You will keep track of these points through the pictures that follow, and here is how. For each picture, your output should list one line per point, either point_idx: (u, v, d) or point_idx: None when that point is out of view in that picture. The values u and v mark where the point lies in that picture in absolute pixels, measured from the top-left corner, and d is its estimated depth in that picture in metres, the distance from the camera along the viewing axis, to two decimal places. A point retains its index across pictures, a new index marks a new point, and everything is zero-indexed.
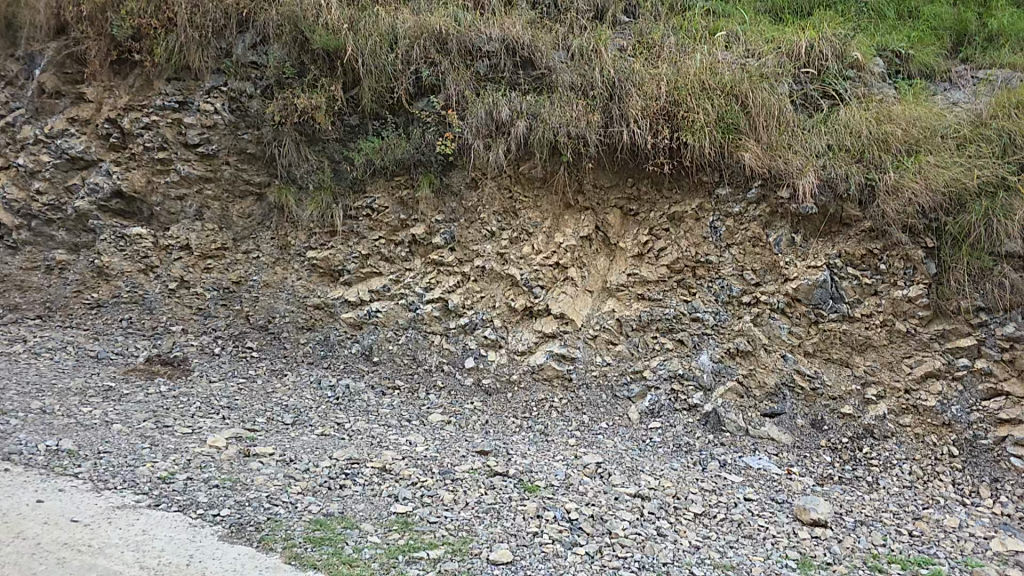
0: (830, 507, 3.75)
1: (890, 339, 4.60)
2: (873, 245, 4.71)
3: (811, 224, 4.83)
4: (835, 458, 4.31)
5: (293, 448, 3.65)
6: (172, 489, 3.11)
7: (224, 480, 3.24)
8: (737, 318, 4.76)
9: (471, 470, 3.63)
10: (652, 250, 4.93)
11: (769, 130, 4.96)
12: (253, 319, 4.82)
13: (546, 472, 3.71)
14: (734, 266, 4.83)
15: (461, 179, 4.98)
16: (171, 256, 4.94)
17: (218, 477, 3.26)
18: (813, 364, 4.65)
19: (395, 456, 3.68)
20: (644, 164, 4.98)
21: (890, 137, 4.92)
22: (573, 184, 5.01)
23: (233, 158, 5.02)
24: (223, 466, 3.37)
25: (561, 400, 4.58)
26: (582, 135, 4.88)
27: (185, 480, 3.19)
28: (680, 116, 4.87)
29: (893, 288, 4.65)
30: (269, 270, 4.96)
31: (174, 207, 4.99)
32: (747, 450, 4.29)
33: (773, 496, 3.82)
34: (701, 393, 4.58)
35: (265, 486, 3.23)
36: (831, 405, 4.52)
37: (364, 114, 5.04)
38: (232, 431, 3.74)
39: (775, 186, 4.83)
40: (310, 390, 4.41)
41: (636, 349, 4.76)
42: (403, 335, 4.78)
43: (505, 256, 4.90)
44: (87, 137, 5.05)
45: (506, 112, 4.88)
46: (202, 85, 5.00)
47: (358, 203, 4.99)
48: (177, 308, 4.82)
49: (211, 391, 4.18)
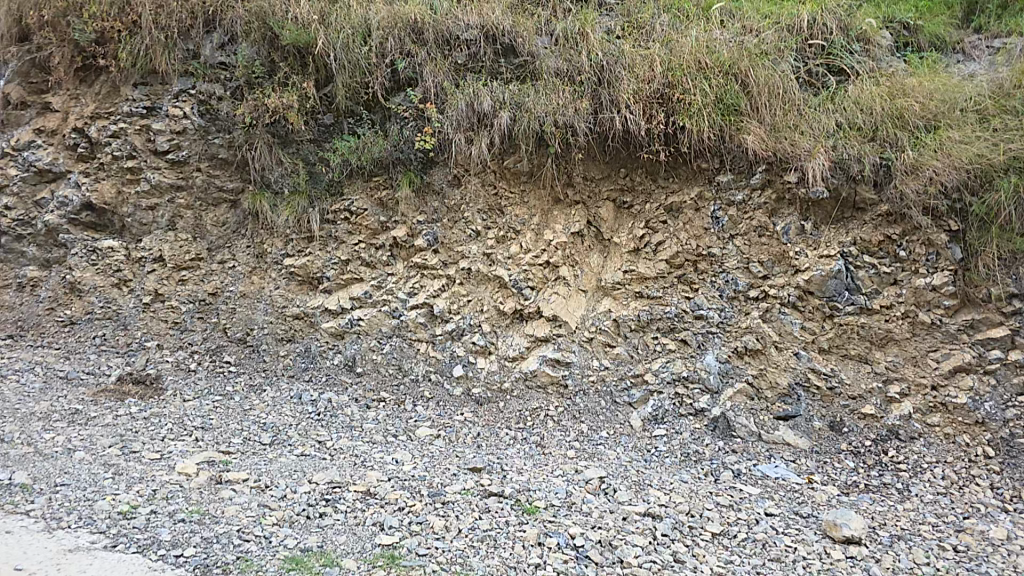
0: (862, 520, 3.37)
1: (912, 332, 4.23)
2: (891, 230, 4.33)
3: (822, 210, 4.47)
4: (859, 464, 3.95)
5: (270, 472, 3.35)
6: (132, 526, 2.76)
7: (192, 513, 2.89)
8: (744, 314, 4.42)
9: (463, 492, 3.33)
10: (649, 244, 4.61)
11: (771, 111, 4.61)
12: (230, 332, 4.60)
13: (546, 491, 3.39)
14: (739, 258, 4.49)
15: (443, 177, 4.71)
16: (144, 269, 4.75)
17: (185, 510, 2.91)
18: (829, 362, 4.29)
19: (380, 477, 3.40)
20: (638, 152, 4.65)
21: (905, 113, 4.53)
22: (563, 177, 4.71)
23: (205, 165, 4.81)
24: (191, 496, 3.03)
25: (558, 408, 4.27)
26: (570, 123, 4.57)
27: (148, 515, 2.84)
28: (675, 99, 4.52)
29: (915, 276, 4.27)
30: (246, 279, 4.74)
31: (146, 218, 4.80)
32: (762, 458, 3.95)
33: (797, 509, 3.46)
34: (707, 396, 4.25)
35: (237, 517, 2.91)
36: (849, 405, 4.16)
37: (339, 112, 4.81)
38: (204, 455, 3.44)
39: (781, 171, 4.47)
40: (290, 405, 4.16)
41: (635, 351, 4.45)
42: (387, 344, 4.52)
43: (492, 256, 4.62)
44: (55, 148, 4.89)
45: (488, 103, 4.60)
46: (169, 89, 4.80)
47: (336, 206, 4.74)
48: (153, 323, 4.62)
49: (185, 411, 3.93)
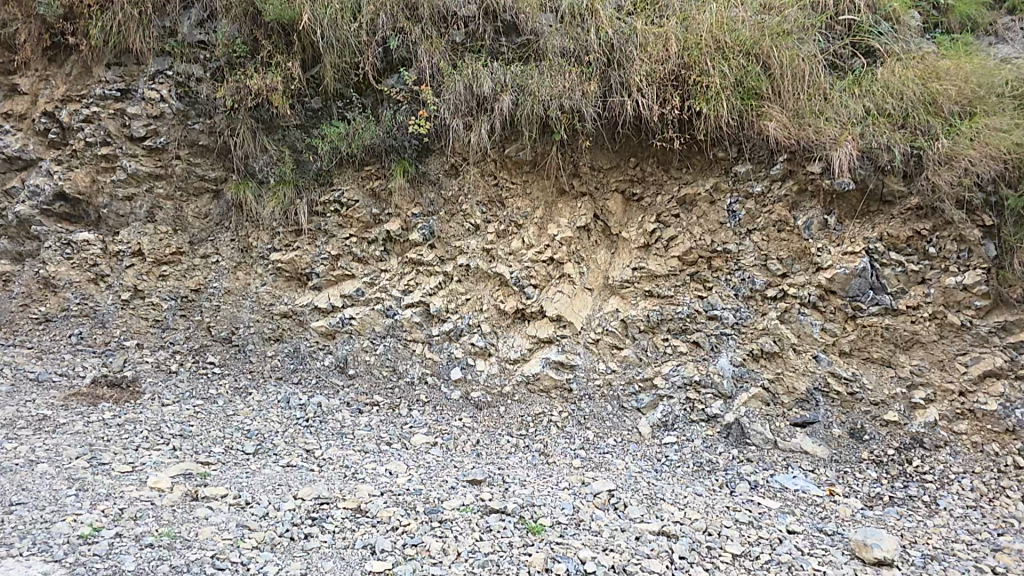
0: (894, 539, 3.08)
1: (940, 334, 3.95)
2: (921, 225, 4.02)
3: (846, 204, 4.15)
4: (881, 474, 3.69)
5: (251, 487, 3.09)
6: (92, 554, 2.42)
7: (162, 536, 2.58)
8: (761, 315, 4.15)
9: (462, 508, 3.03)
10: (660, 239, 4.31)
11: (795, 95, 4.26)
12: (215, 331, 4.37)
13: (552, 507, 3.11)
14: (757, 255, 4.19)
15: (439, 166, 4.41)
16: (122, 263, 4.47)
17: (154, 533, 2.60)
18: (850, 366, 4.02)
19: (372, 492, 3.12)
20: (650, 140, 4.33)
21: (938, 98, 4.18)
22: (568, 167, 4.40)
23: (184, 152, 4.51)
24: (163, 515, 2.74)
25: (561, 414, 4.02)
26: (577, 108, 4.23)
27: (112, 539, 2.52)
28: (691, 81, 4.16)
29: (944, 275, 3.97)
30: (230, 274, 4.47)
31: (123, 209, 4.51)
32: (779, 467, 3.71)
33: (820, 526, 3.19)
34: (721, 401, 4.00)
35: (212, 540, 2.60)
36: (871, 411, 3.91)
37: (327, 95, 4.48)
38: (180, 467, 3.18)
39: (804, 160, 4.14)
40: (277, 410, 3.92)
41: (644, 354, 4.19)
42: (381, 344, 4.26)
43: (492, 251, 4.34)
44: (25, 133, 4.58)
45: (488, 85, 4.25)
46: (145, 70, 4.47)
47: (325, 197, 4.45)
48: (133, 321, 4.38)
49: (163, 417, 3.67)
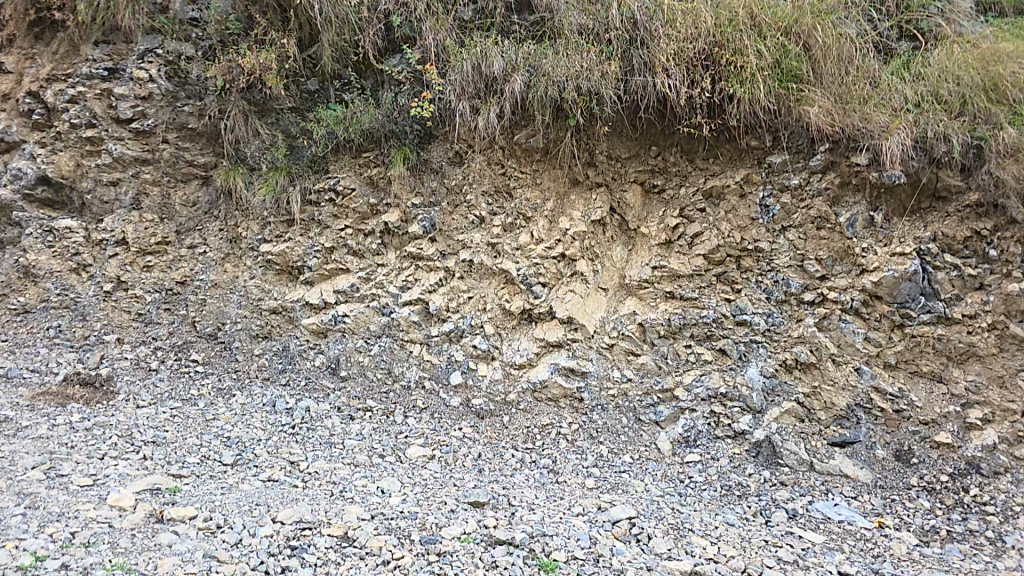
0: None
1: (1000, 346, 3.48)
2: (980, 224, 3.57)
3: (895, 199, 3.70)
4: (936, 504, 3.23)
5: (224, 507, 2.70)
6: None
7: (114, 570, 2.21)
8: (795, 322, 3.72)
9: (463, 538, 2.64)
10: (683, 236, 3.92)
11: (837, 79, 3.85)
12: (200, 326, 4.11)
13: (565, 537, 2.70)
14: (792, 254, 3.77)
15: (443, 153, 4.09)
16: (106, 252, 4.24)
17: (106, 566, 2.22)
18: (897, 380, 3.56)
19: (361, 515, 2.73)
20: (675, 126, 3.94)
21: (1002, 81, 3.72)
22: (583, 155, 4.04)
23: (172, 136, 4.30)
24: (118, 543, 2.37)
25: (571, 426, 3.64)
26: (596, 90, 3.86)
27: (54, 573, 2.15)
28: (723, 61, 3.76)
29: (1006, 281, 3.50)
30: (218, 267, 4.23)
31: (107, 195, 4.30)
32: (818, 493, 3.28)
33: (876, 568, 2.75)
34: (749, 416, 3.59)
35: None
36: (920, 432, 3.45)
37: (325, 77, 4.23)
38: (147, 482, 2.83)
39: (849, 150, 3.71)
40: (261, 416, 3.60)
41: (664, 362, 3.78)
42: (375, 344, 3.94)
43: (497, 247, 3.99)
44: (8, 114, 4.38)
45: (499, 64, 3.90)
46: (134, 48, 4.26)
47: (320, 185, 4.17)
48: (114, 314, 4.13)
49: (136, 422, 3.37)
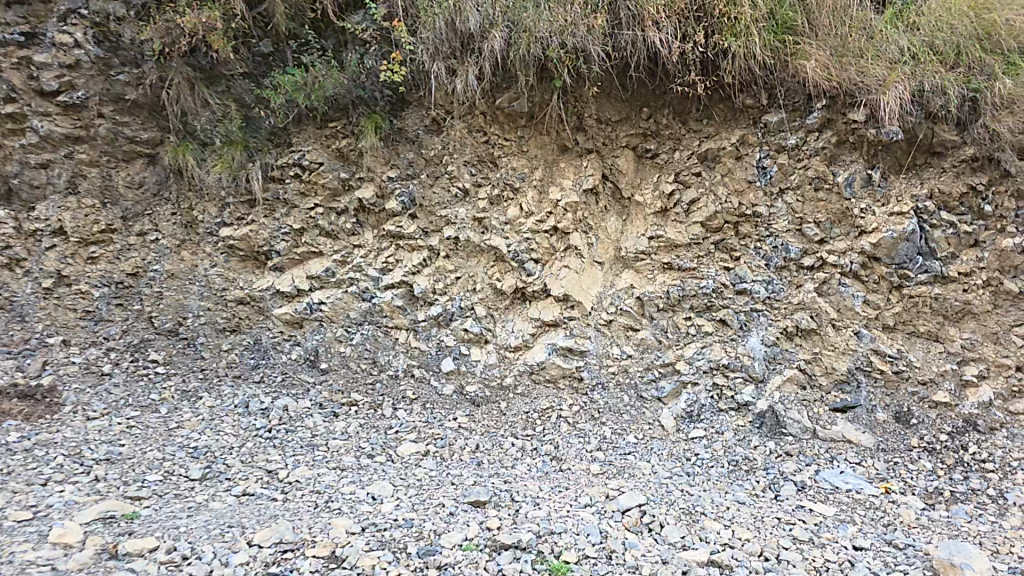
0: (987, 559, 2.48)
1: (994, 303, 3.44)
2: (975, 179, 3.48)
3: (891, 156, 3.57)
4: (938, 465, 3.17)
5: (191, 533, 2.37)
6: None
7: None
8: (795, 287, 3.60)
9: (465, 546, 2.39)
10: (679, 203, 3.73)
11: (832, 30, 3.66)
12: (158, 322, 3.77)
13: (574, 534, 2.51)
14: (791, 218, 3.63)
15: (418, 120, 3.78)
16: (41, 245, 3.76)
17: None
18: (895, 342, 3.50)
19: (350, 529, 2.46)
20: (667, 86, 3.71)
21: (994, 31, 3.61)
22: (571, 119, 3.78)
23: (107, 108, 3.83)
24: None
25: (571, 408, 3.46)
26: (582, 47, 3.56)
27: None
28: (717, 12, 3.49)
29: (1001, 237, 3.45)
30: (173, 255, 3.86)
31: (37, 179, 3.79)
32: (823, 462, 3.20)
33: (889, 538, 2.65)
34: (751, 387, 3.48)
35: None
36: (919, 393, 3.39)
37: (279, 38, 3.83)
38: (99, 510, 2.46)
39: (847, 106, 3.55)
40: (233, 419, 3.28)
41: (664, 336, 3.63)
42: (357, 333, 3.67)
43: (483, 222, 3.73)
44: None
45: (474, 19, 3.54)
46: (53, 8, 3.72)
47: (283, 161, 3.80)
48: (57, 313, 3.68)
49: (87, 437, 3.00)
